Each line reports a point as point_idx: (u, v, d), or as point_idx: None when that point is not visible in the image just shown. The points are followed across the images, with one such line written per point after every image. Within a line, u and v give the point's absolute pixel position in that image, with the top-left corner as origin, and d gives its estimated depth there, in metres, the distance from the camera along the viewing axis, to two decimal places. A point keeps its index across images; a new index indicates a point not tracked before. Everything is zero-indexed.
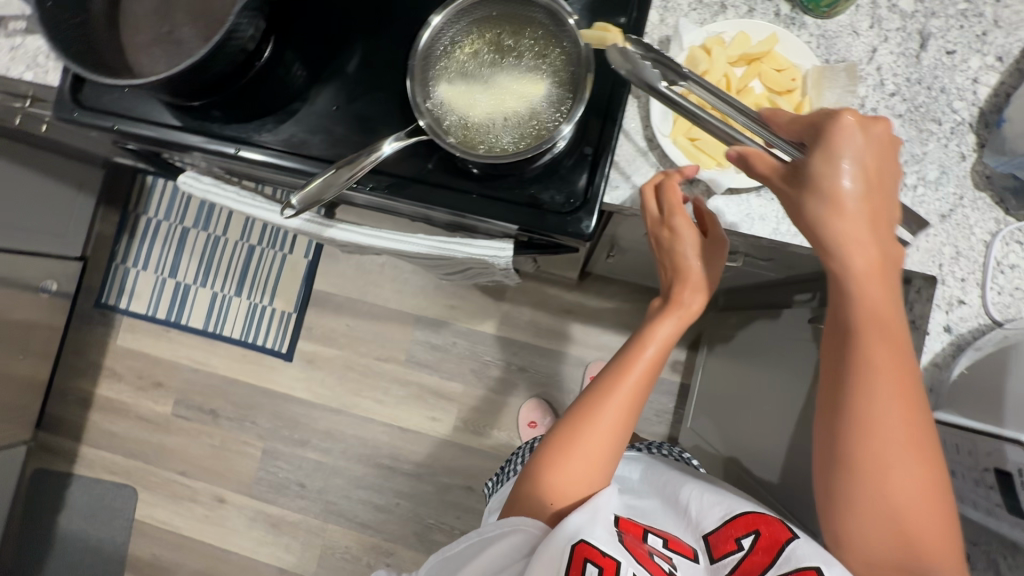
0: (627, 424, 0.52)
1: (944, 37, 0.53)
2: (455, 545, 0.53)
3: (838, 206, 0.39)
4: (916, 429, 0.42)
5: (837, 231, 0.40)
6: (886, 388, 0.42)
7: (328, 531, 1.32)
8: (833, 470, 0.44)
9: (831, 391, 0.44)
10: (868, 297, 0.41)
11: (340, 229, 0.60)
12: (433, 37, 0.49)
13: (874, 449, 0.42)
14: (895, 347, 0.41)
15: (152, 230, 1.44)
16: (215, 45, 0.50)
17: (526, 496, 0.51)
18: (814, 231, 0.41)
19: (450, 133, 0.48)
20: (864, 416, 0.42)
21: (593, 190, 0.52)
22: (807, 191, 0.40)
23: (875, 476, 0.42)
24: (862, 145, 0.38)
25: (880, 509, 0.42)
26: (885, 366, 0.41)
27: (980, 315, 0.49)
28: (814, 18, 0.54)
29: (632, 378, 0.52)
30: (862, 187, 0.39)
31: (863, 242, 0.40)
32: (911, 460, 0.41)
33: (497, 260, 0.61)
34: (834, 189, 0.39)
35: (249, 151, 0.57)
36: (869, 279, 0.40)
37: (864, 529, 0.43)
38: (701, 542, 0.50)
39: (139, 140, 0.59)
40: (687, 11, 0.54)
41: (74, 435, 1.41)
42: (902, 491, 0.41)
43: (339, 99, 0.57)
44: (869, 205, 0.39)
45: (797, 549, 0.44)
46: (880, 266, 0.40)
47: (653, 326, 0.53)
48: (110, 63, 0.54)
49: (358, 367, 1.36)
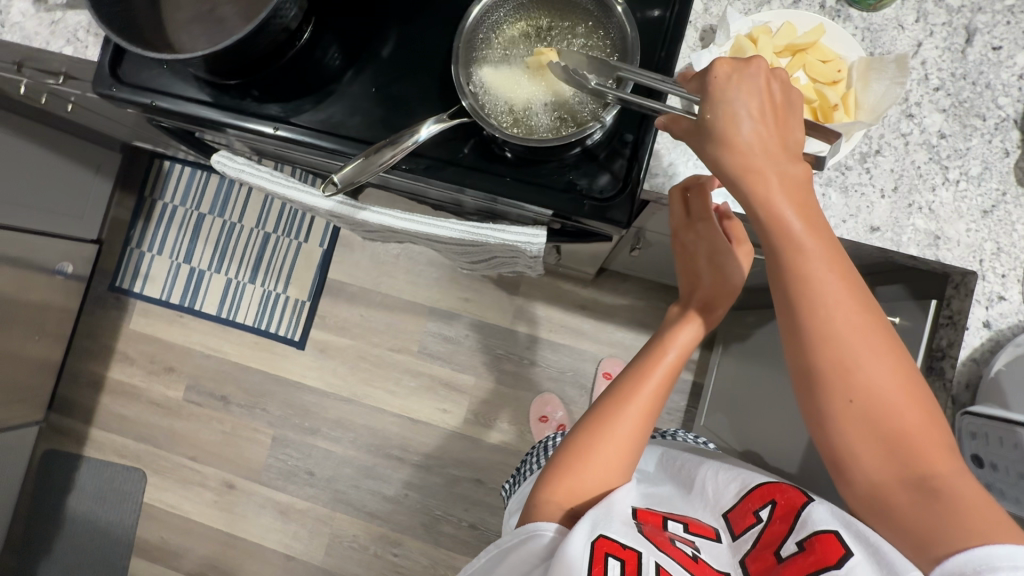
0: (645, 431, 0.52)
1: (990, 33, 0.53)
2: (479, 559, 0.51)
3: (735, 145, 0.38)
4: (869, 357, 0.39)
5: (743, 168, 0.38)
6: (827, 306, 0.39)
7: (336, 519, 1.32)
8: (808, 403, 0.41)
9: (783, 323, 0.41)
10: (785, 216, 0.38)
11: (372, 213, 0.60)
12: (478, 19, 0.49)
13: (832, 371, 0.39)
14: (829, 260, 0.39)
15: (167, 215, 1.44)
16: (259, 24, 0.51)
17: (540, 503, 0.49)
18: (721, 175, 0.39)
19: (493, 116, 0.49)
20: (814, 342, 0.39)
21: (631, 178, 0.52)
22: (705, 140, 0.39)
23: (844, 397, 0.39)
24: (746, 82, 0.38)
25: (859, 427, 0.39)
26: (824, 282, 0.39)
27: (1020, 311, 0.49)
28: (860, 10, 0.54)
29: (653, 382, 0.53)
30: (754, 116, 0.37)
31: (767, 170, 0.38)
32: (875, 366, 0.38)
33: (529, 248, 0.60)
34: (727, 129, 0.37)
35: (288, 130, 0.57)
36: (787, 199, 0.38)
37: (854, 450, 0.39)
38: (721, 520, 0.49)
39: (176, 117, 0.59)
40: (731, 1, 0.55)
41: (85, 417, 1.41)
42: (877, 400, 0.38)
43: (377, 81, 0.57)
44: (764, 131, 0.38)
45: (813, 513, 0.43)
46: (790, 183, 0.38)
47: (674, 333, 0.56)
48: (152, 40, 0.55)
49: (371, 357, 1.36)
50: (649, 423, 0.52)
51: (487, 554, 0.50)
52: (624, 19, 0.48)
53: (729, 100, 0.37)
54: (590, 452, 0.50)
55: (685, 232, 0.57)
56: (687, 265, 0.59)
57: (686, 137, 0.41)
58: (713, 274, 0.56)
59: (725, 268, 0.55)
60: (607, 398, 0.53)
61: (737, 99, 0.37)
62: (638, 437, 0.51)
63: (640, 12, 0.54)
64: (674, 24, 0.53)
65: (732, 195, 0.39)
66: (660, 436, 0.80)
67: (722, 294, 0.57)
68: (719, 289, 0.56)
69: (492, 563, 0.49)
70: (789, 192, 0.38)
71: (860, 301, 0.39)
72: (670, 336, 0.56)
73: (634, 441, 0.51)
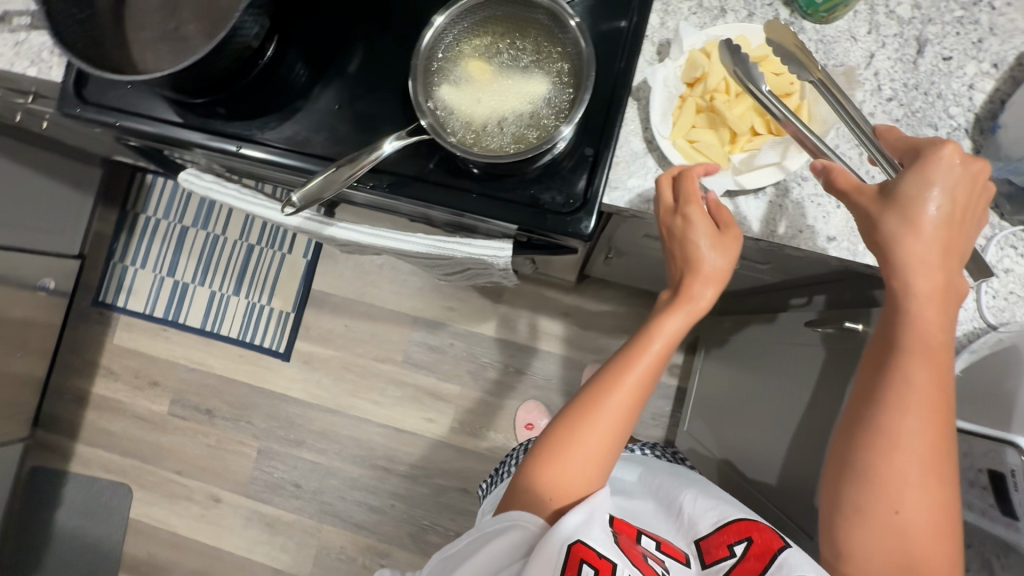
0: (624, 429, 0.50)
1: (940, 44, 0.53)
2: (456, 544, 0.51)
3: (916, 225, 0.43)
4: (938, 453, 0.43)
5: (910, 248, 0.43)
6: (917, 411, 0.43)
7: (323, 531, 1.32)
8: (848, 480, 0.45)
9: (867, 388, 0.46)
10: (922, 315, 0.44)
11: (340, 228, 0.61)
12: (436, 38, 0.50)
13: (889, 462, 0.43)
14: (937, 375, 0.44)
15: (151, 228, 1.44)
16: (218, 43, 0.51)
17: (526, 487, 0.49)
18: (885, 252, 0.45)
19: (451, 133, 0.49)
20: (889, 430, 0.44)
21: (592, 191, 0.52)
22: (887, 216, 0.44)
23: (890, 495, 0.43)
24: (959, 176, 0.43)
25: (889, 528, 0.43)
26: (921, 388, 0.43)
27: (975, 319, 0.49)
28: (813, 23, 0.54)
29: (636, 373, 0.49)
30: (945, 216, 0.43)
31: (931, 267, 0.43)
32: (926, 483, 0.43)
33: (496, 260, 0.60)
34: (918, 213, 0.43)
35: (251, 148, 0.57)
36: (929, 301, 0.44)
37: (867, 541, 0.43)
38: (693, 547, 0.51)
39: (142, 137, 0.60)
40: (687, 16, 0.56)
41: (71, 433, 1.41)
42: (916, 511, 0.42)
43: (341, 98, 0.58)
44: (949, 231, 0.43)
45: (790, 558, 0.44)
46: (939, 292, 0.44)
47: (659, 320, 0.50)
48: (115, 60, 0.55)
49: (355, 367, 1.36)
50: (630, 418, 0.50)
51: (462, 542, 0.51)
52: (578, 34, 0.48)
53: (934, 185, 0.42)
54: (571, 448, 0.48)
55: (669, 216, 0.50)
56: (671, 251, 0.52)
57: (857, 192, 0.46)
58: (700, 261, 0.49)
59: (705, 255, 0.48)
60: (595, 388, 0.50)
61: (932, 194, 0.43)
62: (618, 434, 0.49)
63: (605, 24, 0.55)
64: (632, 38, 0.54)
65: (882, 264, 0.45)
66: (637, 450, 0.81)
67: (709, 283, 0.49)
68: (712, 270, 0.49)
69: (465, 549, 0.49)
70: (934, 299, 0.44)
71: (944, 419, 0.43)
72: (657, 324, 0.50)
73: (614, 437, 0.49)
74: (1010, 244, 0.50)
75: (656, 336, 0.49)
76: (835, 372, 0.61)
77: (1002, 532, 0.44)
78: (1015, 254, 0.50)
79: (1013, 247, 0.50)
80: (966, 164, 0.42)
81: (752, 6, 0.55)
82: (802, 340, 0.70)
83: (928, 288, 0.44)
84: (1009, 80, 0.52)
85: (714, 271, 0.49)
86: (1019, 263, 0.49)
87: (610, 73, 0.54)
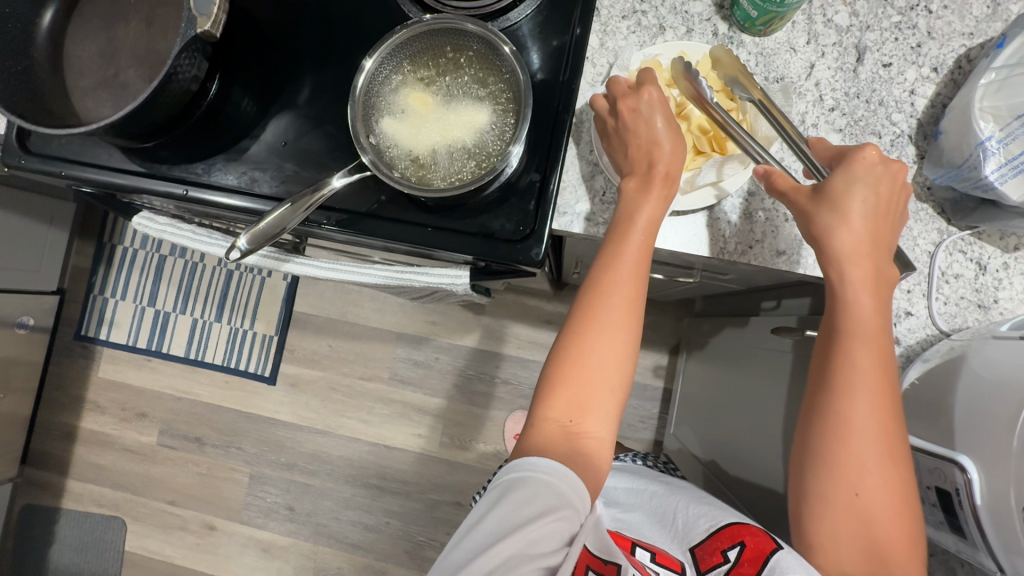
0: (594, 421, 0.47)
1: (879, 50, 0.53)
2: (484, 498, 0.46)
3: (846, 219, 0.44)
4: (889, 438, 0.43)
5: (843, 240, 0.45)
6: (866, 396, 0.44)
7: (319, 553, 1.31)
8: (808, 469, 0.45)
9: (815, 377, 0.47)
10: (858, 302, 0.45)
11: (297, 263, 0.63)
12: (370, 77, 0.49)
13: (846, 447, 0.43)
14: (879, 357, 0.45)
15: (128, 259, 1.42)
16: (154, 89, 0.50)
17: (539, 423, 0.48)
18: (827, 246, 0.45)
19: (395, 167, 0.49)
20: (842, 416, 0.44)
21: (542, 216, 0.52)
22: (819, 209, 0.45)
23: (848, 479, 0.43)
24: (880, 176, 0.45)
25: (850, 512, 0.43)
26: (865, 373, 0.44)
27: (928, 325, 0.50)
28: (752, 36, 0.54)
29: (619, 271, 0.48)
30: (872, 210, 0.45)
31: (863, 255, 0.45)
32: (882, 464, 0.43)
33: (455, 288, 0.60)
34: (846, 205, 0.45)
35: (199, 191, 0.57)
36: (864, 288, 0.45)
37: (835, 528, 0.43)
38: (688, 555, 0.52)
39: (91, 184, 0.59)
40: (626, 35, 0.56)
41: (61, 469, 1.40)
42: (875, 492, 0.42)
43: (287, 134, 0.57)
44: (874, 224, 0.45)
45: (781, 560, 0.44)
46: (873, 279, 0.45)
47: (646, 221, 0.48)
48: (56, 110, 0.54)
49: (342, 387, 1.35)
50: (625, 369, 0.48)
51: (496, 487, 0.46)
52: (514, 61, 0.49)
53: (858, 182, 0.44)
54: (564, 407, 0.47)
55: (627, 97, 0.49)
56: (617, 143, 0.51)
57: (793, 192, 0.46)
58: (661, 136, 0.48)
59: (660, 127, 0.48)
60: (574, 340, 0.48)
61: (861, 183, 0.44)
62: (595, 414, 0.47)
63: (547, 43, 0.55)
64: (573, 57, 0.54)
65: (820, 258, 0.46)
66: (623, 459, 0.82)
67: (674, 154, 0.48)
68: (670, 144, 0.48)
69: (503, 500, 0.44)
70: (869, 285, 0.45)
71: (893, 401, 0.44)
72: (637, 222, 0.48)
73: (608, 393, 0.47)
74: (958, 249, 0.51)
75: (621, 252, 0.48)
76: (800, 379, 0.61)
77: (956, 547, 0.45)
78: (964, 259, 0.51)
79: (962, 252, 0.51)
80: (885, 164, 0.44)
81: (691, 22, 0.55)
82: (771, 345, 0.70)
83: (863, 276, 0.45)
84: (949, 84, 0.52)
85: (670, 143, 0.48)
86: (968, 267, 0.51)
87: (554, 96, 0.54)
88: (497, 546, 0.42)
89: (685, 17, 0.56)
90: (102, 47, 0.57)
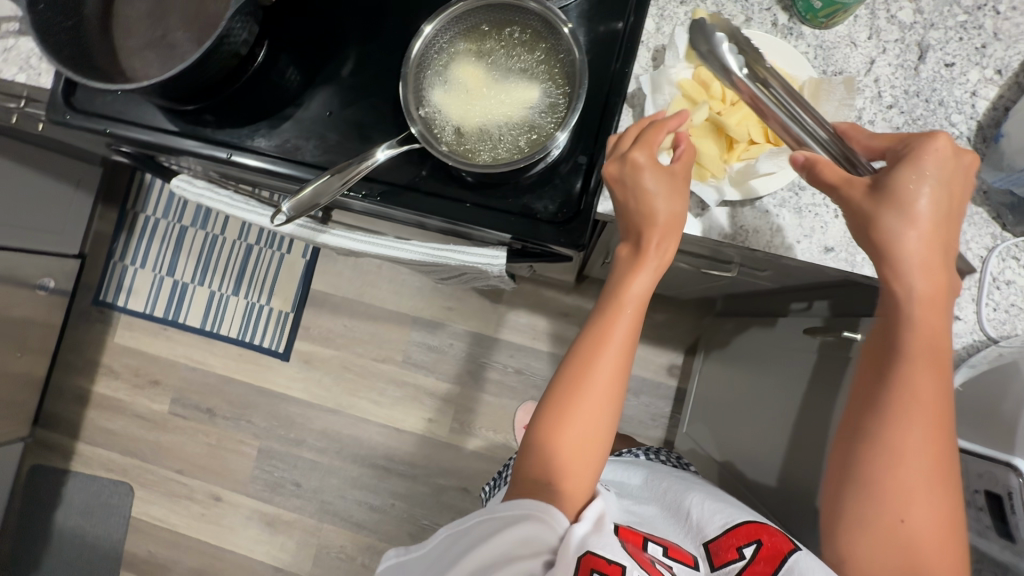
0: (616, 410, 0.47)
1: (943, 49, 0.53)
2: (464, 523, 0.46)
3: (914, 221, 0.41)
4: (939, 463, 0.42)
5: (913, 246, 0.42)
6: (922, 420, 0.42)
7: (323, 530, 1.32)
8: (849, 490, 0.44)
9: (864, 396, 0.45)
10: (923, 320, 0.43)
11: (333, 235, 0.62)
12: (427, 45, 0.49)
13: (893, 472, 0.42)
14: (938, 380, 0.43)
15: (150, 228, 1.43)
16: (206, 49, 0.50)
17: (572, 414, 0.46)
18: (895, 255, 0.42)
19: (444, 141, 0.48)
20: (894, 439, 0.42)
21: (587, 200, 0.52)
22: (884, 208, 0.42)
23: (895, 504, 0.42)
24: (954, 168, 0.42)
25: (893, 537, 0.42)
26: (921, 395, 0.42)
27: (975, 331, 0.50)
28: (812, 28, 0.53)
29: (646, 266, 0.48)
30: (943, 209, 0.42)
31: (931, 267, 0.42)
32: (933, 490, 0.42)
33: (491, 268, 0.60)
34: (915, 207, 0.41)
35: (241, 156, 0.56)
36: (929, 302, 0.42)
37: (871, 548, 0.43)
38: (701, 549, 0.51)
39: (133, 143, 0.59)
40: (683, 21, 0.55)
41: (71, 432, 1.41)
42: (921, 519, 0.41)
43: (332, 104, 0.57)
44: (942, 224, 0.42)
45: (799, 561, 0.45)
46: (937, 293, 0.43)
47: (628, 284, 0.48)
48: (105, 68, 0.54)
49: (355, 367, 1.35)
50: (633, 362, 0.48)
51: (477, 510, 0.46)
52: (573, 42, 0.48)
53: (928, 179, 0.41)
54: (588, 411, 0.46)
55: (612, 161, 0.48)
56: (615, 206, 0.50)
57: (847, 186, 0.43)
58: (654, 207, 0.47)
59: (650, 193, 0.46)
60: (605, 344, 0.47)
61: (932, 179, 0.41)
62: (614, 407, 0.47)
63: (601, 27, 0.55)
64: (627, 45, 0.54)
65: (878, 267, 0.44)
66: (640, 453, 0.81)
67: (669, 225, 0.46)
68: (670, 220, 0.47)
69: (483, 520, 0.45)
70: (932, 300, 0.42)
71: (946, 421, 0.42)
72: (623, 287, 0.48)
73: (618, 384, 0.47)
74: (1012, 256, 0.50)
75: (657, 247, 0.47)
76: (829, 380, 0.60)
77: (1000, 553, 0.45)
78: (1017, 266, 0.50)
79: (1015, 259, 0.50)
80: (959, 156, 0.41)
81: (750, 10, 0.55)
82: (799, 346, 0.69)
83: (928, 289, 0.42)
84: (1013, 86, 0.51)
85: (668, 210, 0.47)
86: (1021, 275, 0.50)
87: (605, 79, 0.54)
88: (477, 550, 0.43)
89: (745, 5, 0.55)
90: (152, 8, 0.57)
